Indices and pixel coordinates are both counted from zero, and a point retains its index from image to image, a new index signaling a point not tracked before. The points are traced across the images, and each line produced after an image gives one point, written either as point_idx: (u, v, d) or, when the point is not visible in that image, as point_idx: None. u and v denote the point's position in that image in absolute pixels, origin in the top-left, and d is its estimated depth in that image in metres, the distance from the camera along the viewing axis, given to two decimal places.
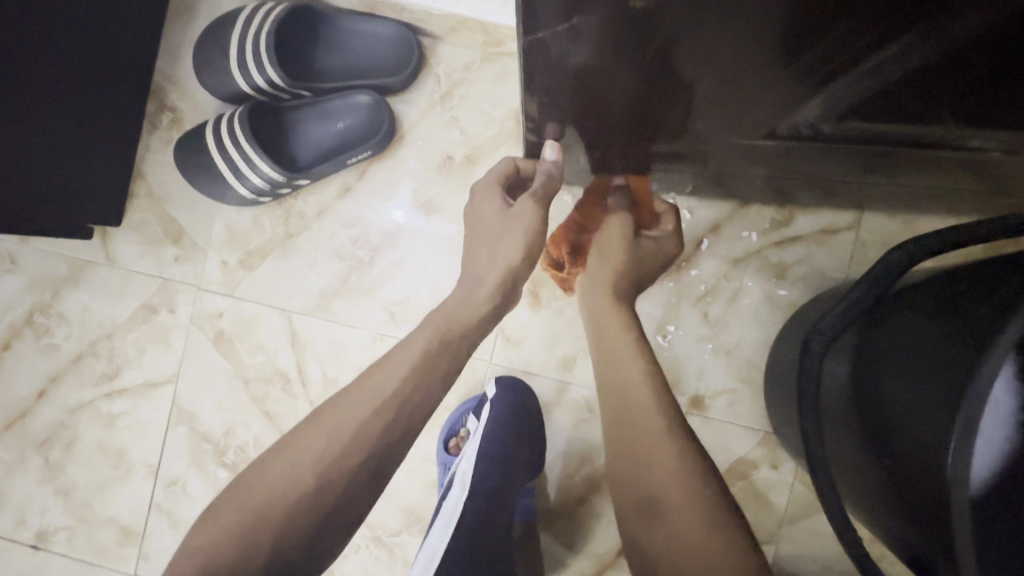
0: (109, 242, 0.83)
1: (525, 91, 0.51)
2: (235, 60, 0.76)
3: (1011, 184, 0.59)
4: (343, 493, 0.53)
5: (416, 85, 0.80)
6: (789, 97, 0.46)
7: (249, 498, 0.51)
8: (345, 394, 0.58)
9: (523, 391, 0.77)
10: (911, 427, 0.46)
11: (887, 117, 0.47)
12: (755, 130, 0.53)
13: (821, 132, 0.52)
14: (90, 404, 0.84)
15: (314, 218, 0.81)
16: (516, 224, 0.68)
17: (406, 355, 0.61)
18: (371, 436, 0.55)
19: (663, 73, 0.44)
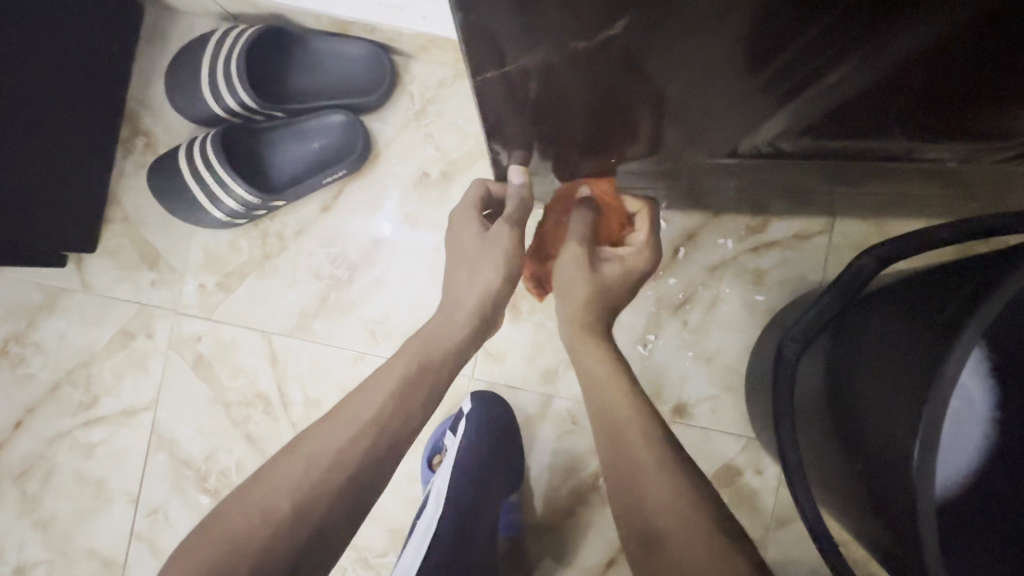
0: (85, 268, 0.82)
1: (485, 122, 0.51)
2: (208, 85, 0.76)
3: (972, 187, 0.61)
4: (322, 521, 0.52)
5: (390, 104, 0.80)
6: (745, 121, 0.47)
7: (225, 528, 0.50)
8: (323, 422, 0.58)
9: (497, 404, 0.77)
10: (882, 432, 0.46)
11: (840, 135, 0.48)
12: (717, 149, 0.54)
13: (782, 149, 0.52)
14: (67, 434, 0.82)
15: (291, 239, 0.81)
16: (494, 248, 0.69)
17: (384, 382, 0.61)
18: (350, 463, 0.54)
19: (617, 102, 0.45)
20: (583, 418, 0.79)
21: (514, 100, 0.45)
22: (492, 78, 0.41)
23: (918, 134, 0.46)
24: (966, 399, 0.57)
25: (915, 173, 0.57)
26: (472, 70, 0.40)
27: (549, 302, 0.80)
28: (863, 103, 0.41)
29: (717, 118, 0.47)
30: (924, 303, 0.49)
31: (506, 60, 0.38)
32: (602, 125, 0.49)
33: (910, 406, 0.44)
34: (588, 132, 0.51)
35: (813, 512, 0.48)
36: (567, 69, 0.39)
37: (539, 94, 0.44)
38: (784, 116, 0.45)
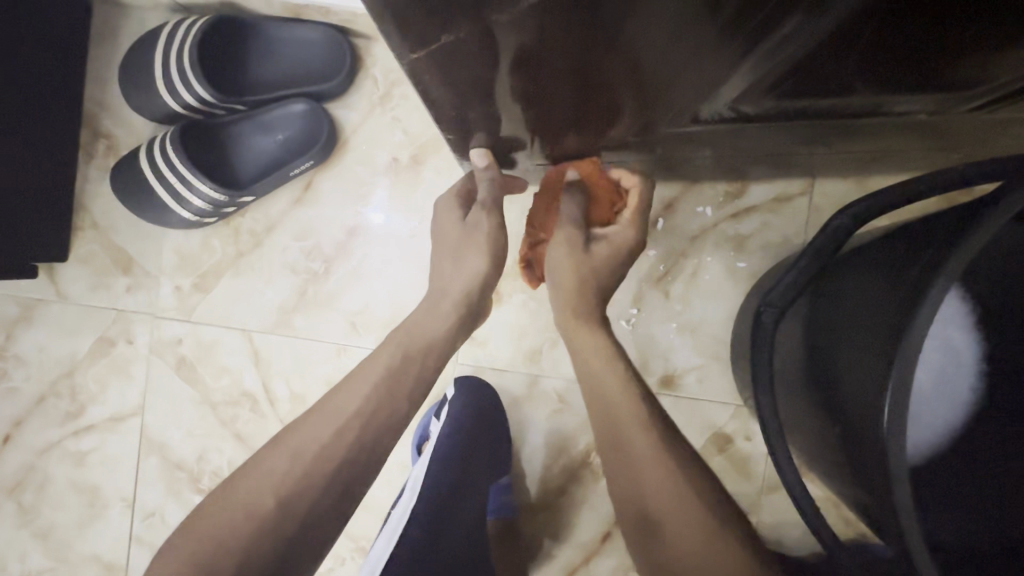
0: (58, 278, 0.81)
1: (437, 112, 0.49)
2: (163, 82, 0.74)
3: (950, 139, 0.59)
4: (309, 515, 0.52)
5: (354, 89, 0.78)
6: (699, 86, 0.45)
7: (210, 526, 0.50)
8: (307, 416, 0.57)
9: (480, 388, 0.77)
10: (856, 393, 0.46)
11: (804, 93, 0.46)
12: (679, 118, 0.52)
13: (745, 113, 0.51)
14: (58, 444, 0.82)
15: (264, 235, 0.80)
16: (476, 233, 0.68)
17: (370, 372, 0.59)
18: (335, 455, 0.54)
19: (565, 79, 0.43)
20: (571, 396, 0.78)
21: (451, 83, 0.42)
22: (416, 62, 0.37)
23: (881, 86, 0.44)
24: (949, 351, 0.57)
25: (888, 129, 0.55)
26: (395, 55, 0.37)
27: (529, 282, 0.79)
28: (820, 56, 0.40)
29: (675, 84, 0.45)
30: (897, 261, 0.49)
31: (429, 40, 0.34)
32: (556, 100, 0.47)
33: (881, 367, 0.44)
34: (542, 108, 0.49)
35: (793, 476, 0.48)
36: (501, 45, 0.36)
37: (480, 77, 0.41)
38: (741, 75, 0.43)
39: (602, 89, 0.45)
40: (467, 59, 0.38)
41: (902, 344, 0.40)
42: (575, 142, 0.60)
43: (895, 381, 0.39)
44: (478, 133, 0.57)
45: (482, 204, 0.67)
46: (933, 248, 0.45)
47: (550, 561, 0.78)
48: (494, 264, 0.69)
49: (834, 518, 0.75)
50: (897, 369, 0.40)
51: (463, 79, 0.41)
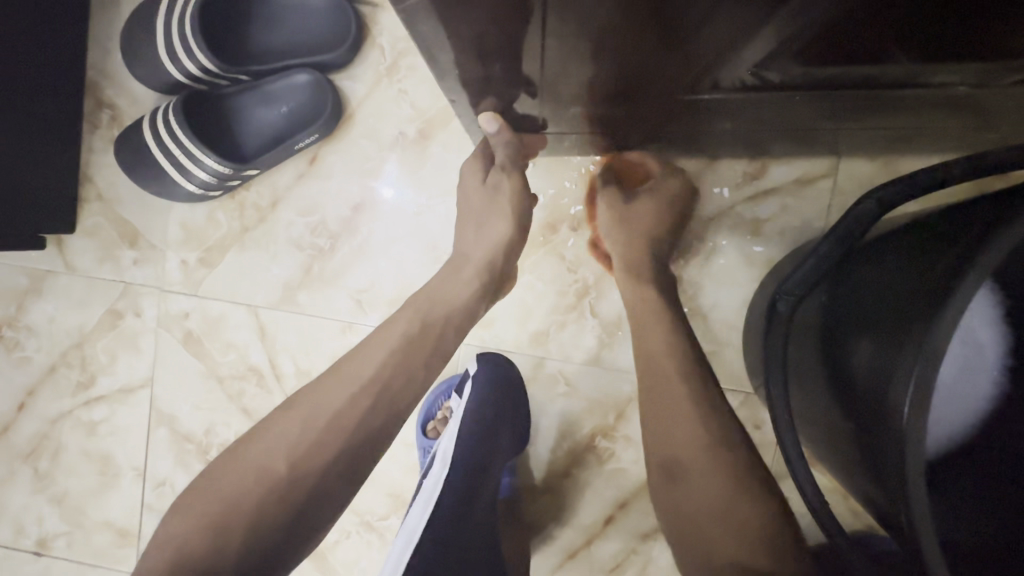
0: (66, 249, 0.81)
1: (446, 71, 0.47)
2: (165, 49, 0.72)
3: (992, 117, 0.55)
4: (320, 482, 0.50)
5: (360, 59, 0.75)
6: (716, 50, 0.42)
7: (221, 489, 0.50)
8: (321, 381, 0.57)
9: (503, 364, 0.75)
10: (872, 385, 0.44)
11: (832, 59, 0.43)
12: (696, 84, 0.49)
13: (767, 81, 0.48)
14: (70, 414, 0.83)
15: (269, 209, 0.79)
16: (499, 196, 0.67)
17: (387, 338, 0.59)
18: (350, 419, 0.53)
19: (587, 34, 0.40)
20: (577, 379, 0.77)
21: (456, 36, 0.40)
22: (417, 8, 0.35)
23: (916, 52, 0.41)
24: (976, 346, 0.54)
25: (921, 105, 0.52)
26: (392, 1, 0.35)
27: (537, 262, 0.77)
28: (854, 15, 0.36)
29: (693, 48, 0.42)
30: (925, 249, 0.46)
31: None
32: (564, 61, 0.45)
33: (897, 358, 0.42)
34: (551, 70, 0.47)
35: (804, 468, 0.47)
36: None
37: (489, 29, 0.39)
38: (764, 38, 0.40)
39: (614, 48, 0.42)
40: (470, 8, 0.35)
41: (929, 337, 0.38)
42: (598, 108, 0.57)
43: (920, 372, 0.37)
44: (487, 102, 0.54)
45: (502, 167, 0.67)
46: (966, 237, 0.43)
47: (553, 540, 0.78)
48: (517, 226, 0.68)
49: (842, 510, 0.74)
50: (925, 360, 0.37)
51: (466, 34, 0.39)
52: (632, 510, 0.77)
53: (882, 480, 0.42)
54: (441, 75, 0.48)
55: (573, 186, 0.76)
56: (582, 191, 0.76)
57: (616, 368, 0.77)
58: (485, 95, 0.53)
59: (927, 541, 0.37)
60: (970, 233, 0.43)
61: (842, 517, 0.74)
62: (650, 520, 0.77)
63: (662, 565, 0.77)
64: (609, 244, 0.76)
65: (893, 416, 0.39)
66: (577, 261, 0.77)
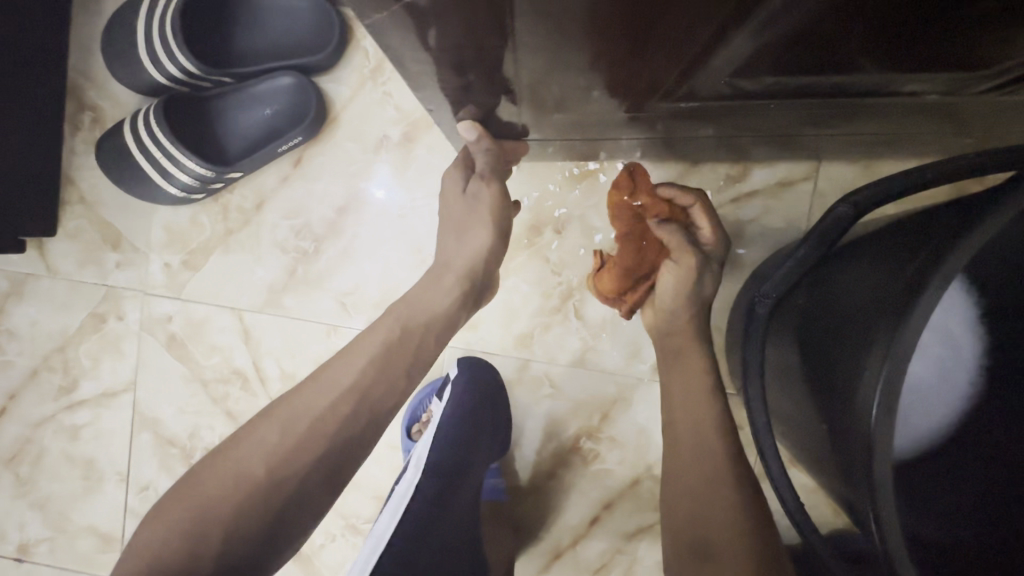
0: (48, 252, 0.81)
1: (422, 80, 0.47)
2: (146, 53, 0.72)
3: (966, 123, 0.56)
4: (299, 487, 0.50)
5: (344, 62, 0.75)
6: (688, 60, 0.43)
7: (198, 494, 0.49)
8: (301, 386, 0.56)
9: (484, 369, 0.76)
10: (844, 387, 0.45)
11: (803, 68, 0.44)
12: (671, 92, 0.49)
13: (741, 89, 0.48)
14: (52, 418, 0.83)
15: (254, 212, 0.78)
16: (478, 204, 0.66)
17: (368, 346, 0.58)
18: (331, 424, 0.53)
19: (560, 44, 0.40)
20: (562, 380, 0.78)
21: (430, 47, 0.40)
22: (387, 21, 0.36)
23: (884, 62, 0.42)
24: (953, 346, 0.55)
25: (896, 112, 0.53)
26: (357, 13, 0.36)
27: (522, 265, 0.77)
28: (820, 26, 0.37)
29: (665, 58, 0.42)
30: (895, 254, 0.47)
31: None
32: (541, 69, 0.45)
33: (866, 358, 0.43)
34: (527, 78, 0.47)
35: (779, 467, 0.48)
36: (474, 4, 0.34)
37: (462, 40, 0.39)
38: (733, 48, 0.40)
39: (588, 56, 0.42)
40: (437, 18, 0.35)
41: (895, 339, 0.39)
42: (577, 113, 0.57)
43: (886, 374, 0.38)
44: (467, 109, 0.54)
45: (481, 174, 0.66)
46: (933, 241, 0.43)
47: (539, 542, 0.79)
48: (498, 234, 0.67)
49: (824, 509, 0.74)
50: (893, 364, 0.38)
51: (438, 47, 0.39)
52: (617, 511, 0.77)
53: (853, 480, 0.43)
54: (418, 83, 0.48)
55: (557, 189, 0.77)
56: (566, 194, 0.77)
57: (601, 370, 0.77)
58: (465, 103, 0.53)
59: (894, 543, 0.38)
60: (935, 238, 0.43)
61: (824, 516, 0.75)
62: (636, 520, 0.77)
63: (646, 565, 0.77)
64: (594, 246, 0.76)
65: (862, 417, 0.40)
66: (562, 263, 0.77)
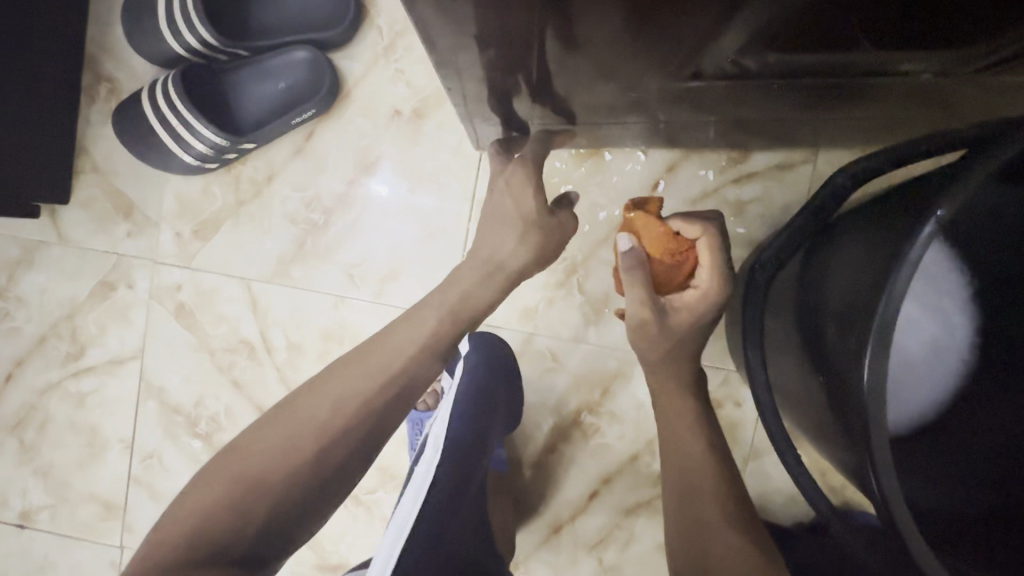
0: (60, 220, 0.82)
1: (439, 60, 0.48)
2: (166, 24, 0.73)
3: (960, 106, 0.58)
4: (341, 463, 0.51)
5: (358, 39, 0.77)
6: (696, 38, 0.44)
7: (243, 464, 0.49)
8: (347, 363, 0.57)
9: (497, 347, 0.76)
10: (833, 345, 0.47)
11: (805, 45, 0.46)
12: (680, 72, 0.51)
13: (746, 69, 0.50)
14: (58, 385, 0.83)
15: (265, 184, 0.80)
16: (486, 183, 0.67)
17: (414, 329, 0.59)
18: (376, 406, 0.54)
19: (580, 23, 0.41)
20: (564, 355, 0.79)
21: (455, 27, 0.41)
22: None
23: (882, 37, 0.44)
24: (948, 327, 0.57)
25: (892, 93, 0.55)
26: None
27: None
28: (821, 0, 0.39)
29: (676, 37, 0.44)
30: (886, 221, 0.48)
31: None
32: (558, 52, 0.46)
33: (853, 316, 0.45)
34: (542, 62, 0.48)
35: (777, 424, 0.50)
36: None
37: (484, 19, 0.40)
38: (742, 25, 0.42)
39: (605, 37, 0.44)
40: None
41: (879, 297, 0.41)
42: (588, 99, 0.59)
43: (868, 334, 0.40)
44: (481, 89, 0.55)
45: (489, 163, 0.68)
46: (918, 202, 0.44)
47: (539, 515, 0.80)
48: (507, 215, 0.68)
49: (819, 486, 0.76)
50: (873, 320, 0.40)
51: (460, 22, 0.40)
52: (617, 485, 0.79)
53: (845, 434, 0.45)
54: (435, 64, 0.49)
55: (564, 166, 0.78)
56: (572, 171, 0.78)
57: (603, 346, 0.78)
58: (480, 86, 0.54)
59: (899, 509, 0.38)
60: (921, 196, 0.44)
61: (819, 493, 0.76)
62: (635, 495, 0.78)
63: (645, 540, 0.78)
64: (598, 224, 0.78)
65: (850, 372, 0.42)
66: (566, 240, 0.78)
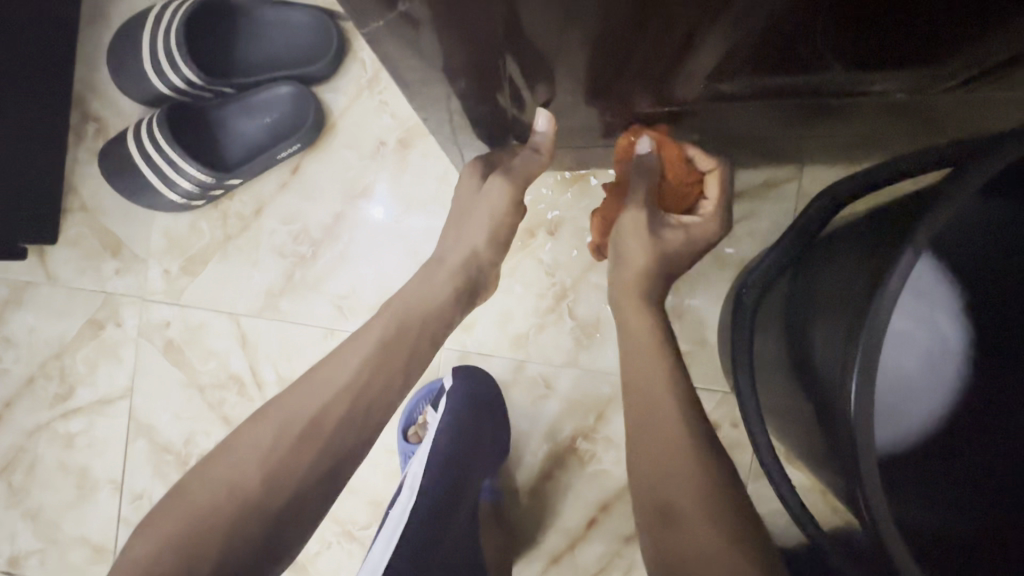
0: (48, 260, 0.82)
1: (415, 94, 0.48)
2: (150, 64, 0.74)
3: (942, 121, 0.57)
4: (297, 490, 0.47)
5: (342, 73, 0.78)
6: (666, 58, 0.44)
7: (186, 504, 0.45)
8: (293, 387, 0.53)
9: (479, 380, 0.75)
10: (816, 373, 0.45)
11: (777, 68, 0.46)
12: (653, 93, 0.51)
13: (720, 90, 0.50)
14: (47, 426, 0.82)
15: (253, 218, 0.80)
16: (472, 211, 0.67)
17: (361, 343, 0.55)
18: (326, 423, 0.50)
19: (544, 42, 0.41)
20: (557, 381, 0.78)
21: (426, 60, 0.41)
22: (380, 29, 0.37)
23: (851, 58, 0.44)
24: (942, 341, 0.55)
25: (869, 112, 0.55)
26: (357, 20, 0.36)
27: (518, 268, 0.79)
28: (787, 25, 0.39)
29: (644, 57, 0.44)
30: (878, 233, 0.46)
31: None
32: (530, 76, 0.47)
33: (834, 341, 0.43)
34: (515, 87, 0.49)
35: (770, 454, 0.49)
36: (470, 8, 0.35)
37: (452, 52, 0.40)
38: (708, 49, 0.43)
39: (572, 57, 0.44)
40: (426, 30, 0.37)
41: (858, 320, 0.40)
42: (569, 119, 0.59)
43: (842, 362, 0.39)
44: (460, 119, 0.55)
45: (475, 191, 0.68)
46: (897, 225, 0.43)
47: (537, 546, 0.78)
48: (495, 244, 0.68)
49: (821, 507, 0.74)
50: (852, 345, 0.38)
51: (432, 56, 0.40)
52: (615, 513, 0.77)
53: (835, 467, 0.43)
54: (411, 98, 0.50)
55: (550, 193, 0.78)
56: (558, 197, 0.78)
57: (595, 370, 0.78)
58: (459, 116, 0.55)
59: (889, 535, 0.35)
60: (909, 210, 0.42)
61: (822, 515, 0.74)
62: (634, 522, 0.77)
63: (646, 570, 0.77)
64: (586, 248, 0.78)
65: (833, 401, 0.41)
66: (555, 265, 0.78)
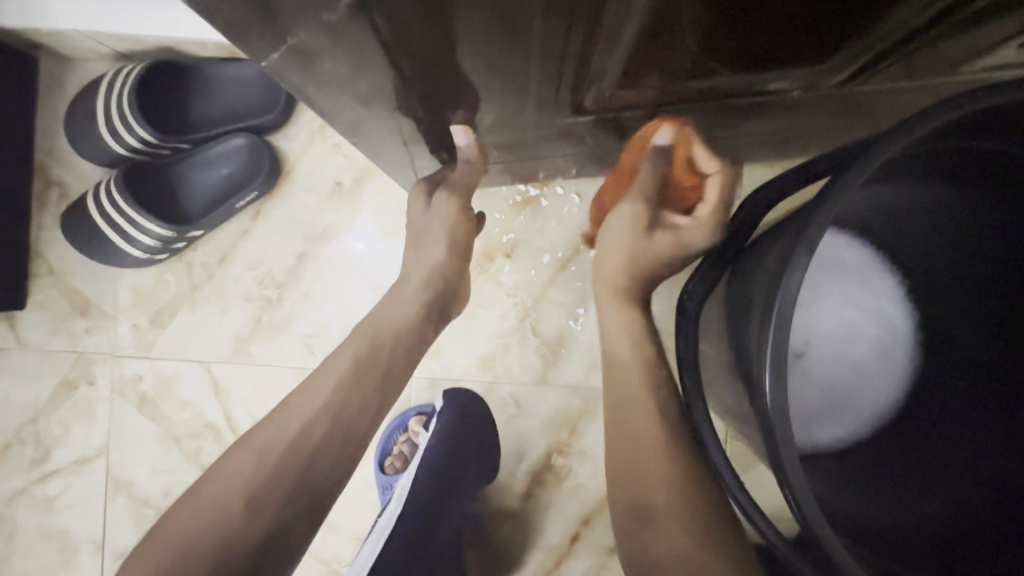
0: (18, 325, 0.83)
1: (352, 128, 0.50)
2: (105, 126, 0.77)
3: (849, 116, 0.60)
4: (277, 518, 0.47)
5: (293, 120, 0.81)
6: (574, 74, 0.47)
7: (160, 544, 0.45)
8: (269, 416, 0.53)
9: (468, 401, 0.76)
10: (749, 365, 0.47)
11: (672, 77, 0.48)
12: (563, 106, 0.54)
13: (620, 99, 0.53)
14: (24, 492, 0.82)
15: (218, 266, 0.82)
16: None
17: (335, 367, 0.56)
18: (305, 445, 0.50)
19: (459, 71, 0.43)
20: (527, 399, 0.80)
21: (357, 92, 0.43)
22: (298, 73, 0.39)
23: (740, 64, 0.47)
24: (887, 327, 0.55)
25: (778, 109, 0.57)
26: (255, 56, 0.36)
27: (479, 291, 0.81)
28: (665, 41, 0.42)
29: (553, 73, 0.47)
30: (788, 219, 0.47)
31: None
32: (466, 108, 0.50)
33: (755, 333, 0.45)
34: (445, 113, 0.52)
35: (718, 451, 0.47)
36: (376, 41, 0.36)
37: (381, 84, 0.43)
38: (611, 63, 0.45)
39: (499, 80, 0.47)
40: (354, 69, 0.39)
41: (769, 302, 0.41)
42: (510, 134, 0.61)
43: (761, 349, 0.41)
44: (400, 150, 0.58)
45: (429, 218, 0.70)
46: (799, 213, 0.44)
47: (523, 566, 0.78)
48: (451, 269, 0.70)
49: None
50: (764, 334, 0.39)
51: (359, 89, 0.43)
52: (596, 525, 0.78)
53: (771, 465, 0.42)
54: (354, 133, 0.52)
55: (503, 217, 0.81)
56: (512, 220, 0.81)
57: (564, 385, 0.79)
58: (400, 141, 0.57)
59: (809, 507, 0.36)
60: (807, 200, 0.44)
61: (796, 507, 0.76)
62: None
63: None
64: (543, 266, 0.80)
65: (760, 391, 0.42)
66: (514, 285, 0.80)
